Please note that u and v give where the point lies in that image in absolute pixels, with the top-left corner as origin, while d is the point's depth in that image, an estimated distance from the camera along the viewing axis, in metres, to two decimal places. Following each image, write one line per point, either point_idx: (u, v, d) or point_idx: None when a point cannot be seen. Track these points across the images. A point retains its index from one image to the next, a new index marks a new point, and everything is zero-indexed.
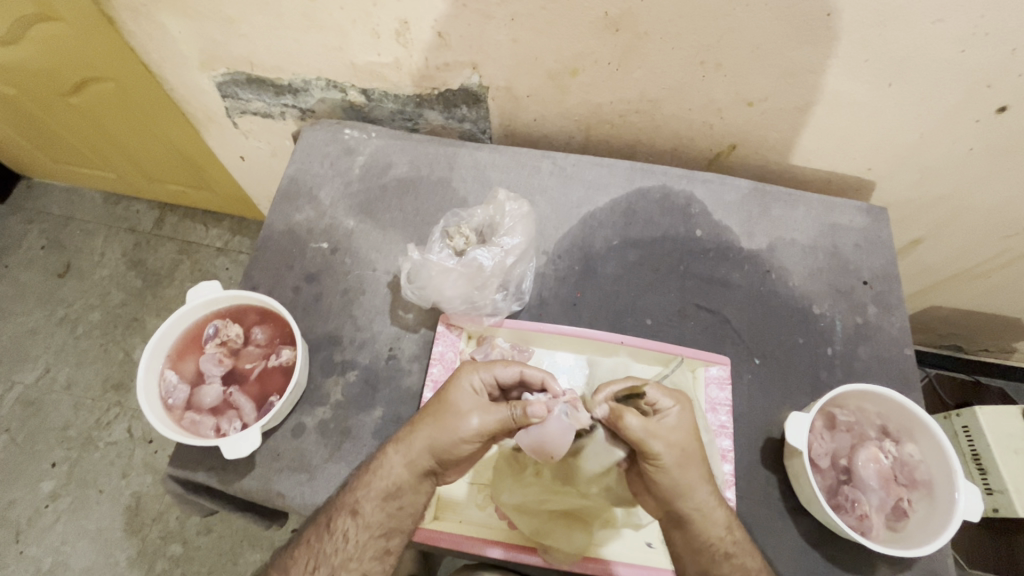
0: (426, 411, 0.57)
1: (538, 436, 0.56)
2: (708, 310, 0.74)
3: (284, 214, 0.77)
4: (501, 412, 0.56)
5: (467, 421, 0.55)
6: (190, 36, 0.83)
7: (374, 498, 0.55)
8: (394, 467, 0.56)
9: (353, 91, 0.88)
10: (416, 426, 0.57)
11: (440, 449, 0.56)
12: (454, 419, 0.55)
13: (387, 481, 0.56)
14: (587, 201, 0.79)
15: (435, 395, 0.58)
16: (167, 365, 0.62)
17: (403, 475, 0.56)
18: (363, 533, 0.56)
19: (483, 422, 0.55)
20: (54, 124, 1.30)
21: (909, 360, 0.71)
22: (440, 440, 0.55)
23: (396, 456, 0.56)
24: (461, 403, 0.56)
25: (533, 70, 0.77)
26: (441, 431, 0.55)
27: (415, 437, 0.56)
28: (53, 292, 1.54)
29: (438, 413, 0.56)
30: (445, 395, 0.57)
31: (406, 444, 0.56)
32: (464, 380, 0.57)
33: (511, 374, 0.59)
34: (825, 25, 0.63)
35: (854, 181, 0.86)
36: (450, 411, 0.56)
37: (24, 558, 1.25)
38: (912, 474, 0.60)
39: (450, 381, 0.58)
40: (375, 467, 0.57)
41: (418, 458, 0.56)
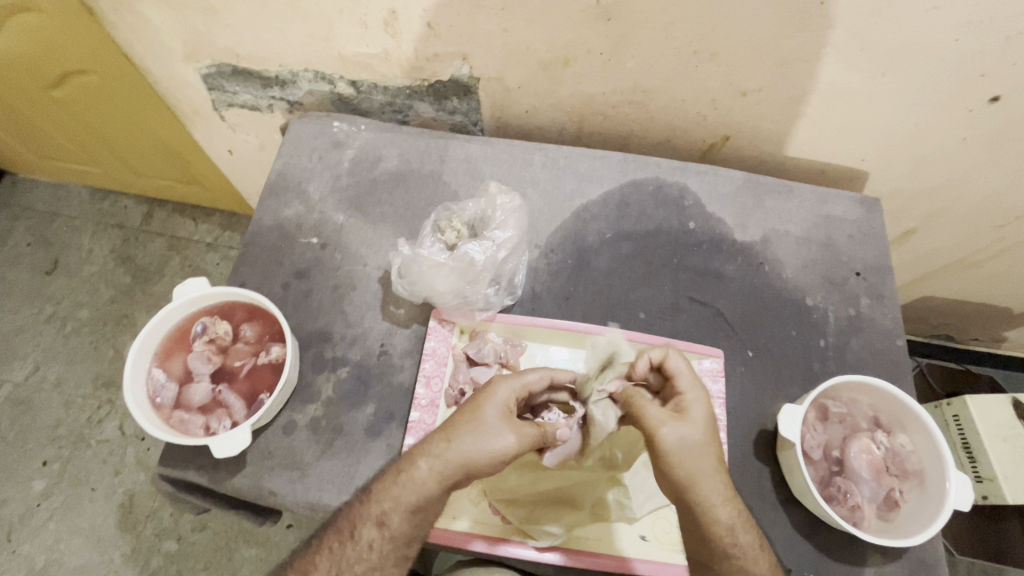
0: (459, 425, 0.55)
1: (562, 452, 0.62)
2: (701, 303, 0.73)
3: (272, 209, 0.76)
4: (533, 430, 0.56)
5: (505, 439, 0.54)
6: (173, 27, 0.82)
7: (400, 510, 0.53)
8: (423, 479, 0.53)
9: (341, 83, 0.86)
10: (450, 438, 0.54)
11: (476, 469, 0.53)
12: (491, 437, 0.54)
13: (416, 493, 0.53)
14: (579, 194, 0.78)
15: (465, 409, 0.56)
16: (154, 363, 0.61)
17: (434, 488, 0.53)
18: (388, 543, 0.54)
19: (518, 440, 0.54)
20: (37, 118, 1.28)
21: (901, 351, 0.71)
22: (476, 458, 0.53)
23: (428, 468, 0.53)
24: (496, 420, 0.55)
25: (524, 61, 0.76)
26: (478, 448, 0.53)
27: (451, 451, 0.53)
28: (40, 289, 1.52)
29: (474, 429, 0.54)
30: (479, 411, 0.55)
31: (440, 457, 0.54)
32: (499, 394, 0.57)
33: (541, 382, 0.60)
34: (818, 13, 0.62)
35: (847, 172, 0.85)
36: (488, 428, 0.54)
37: (17, 557, 1.24)
38: (903, 464, 0.60)
39: (482, 396, 0.57)
40: (404, 479, 0.54)
41: (451, 472, 0.53)
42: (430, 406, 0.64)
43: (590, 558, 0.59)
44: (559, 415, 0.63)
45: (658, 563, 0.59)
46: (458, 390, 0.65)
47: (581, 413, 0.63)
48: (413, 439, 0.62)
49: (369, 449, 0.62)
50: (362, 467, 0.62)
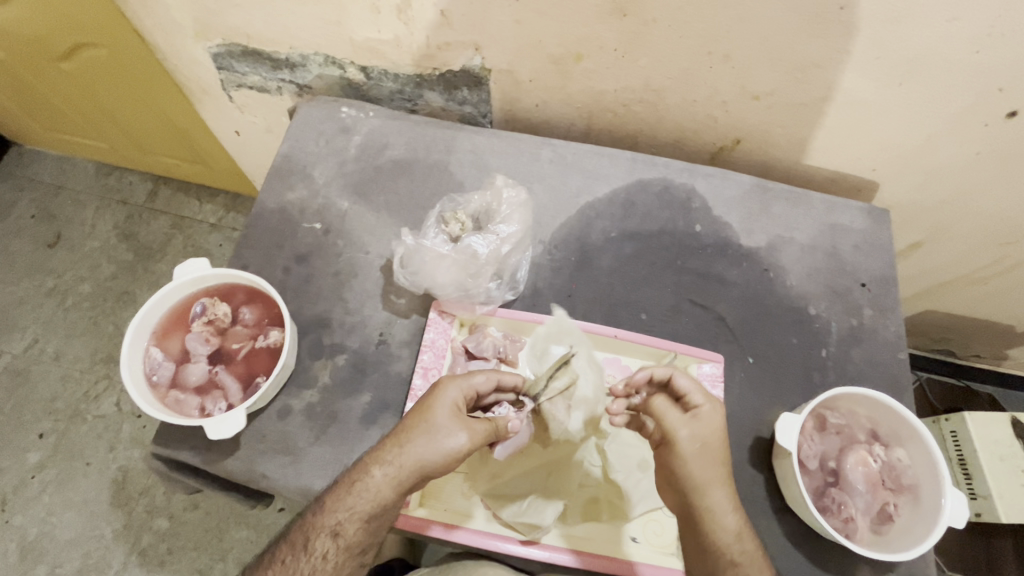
0: (409, 427, 0.54)
1: (513, 445, 0.62)
2: (703, 306, 0.73)
3: (276, 192, 0.76)
4: (485, 426, 0.56)
5: (456, 438, 0.53)
6: (184, 4, 0.81)
7: (356, 518, 0.52)
8: (378, 486, 0.52)
9: (351, 68, 0.86)
10: (403, 443, 0.53)
11: (432, 470, 0.53)
12: (443, 437, 0.53)
13: (369, 502, 0.52)
14: (586, 191, 0.77)
15: (415, 412, 0.55)
16: (152, 342, 0.60)
17: (388, 494, 0.52)
18: (342, 553, 0.52)
19: (469, 438, 0.54)
20: (46, 90, 1.27)
21: (902, 364, 0.71)
22: (431, 459, 0.52)
23: (382, 476, 0.52)
24: (446, 420, 0.54)
25: (537, 54, 0.75)
26: (431, 450, 0.52)
27: (405, 456, 0.52)
28: (42, 261, 1.52)
29: (425, 431, 0.53)
30: (428, 413, 0.54)
31: (393, 463, 0.52)
32: (447, 393, 0.55)
33: (489, 383, 0.59)
34: (837, 20, 0.61)
35: (857, 182, 0.85)
36: (438, 429, 0.53)
37: (9, 527, 1.25)
38: (898, 478, 0.60)
39: (429, 398, 0.55)
40: (357, 488, 0.52)
41: (405, 477, 0.52)
42: None
43: (580, 558, 0.57)
44: (508, 409, 0.62)
45: (649, 564, 0.58)
46: None
47: (530, 407, 0.63)
48: None
49: (362, 438, 0.62)
50: (355, 455, 0.61)
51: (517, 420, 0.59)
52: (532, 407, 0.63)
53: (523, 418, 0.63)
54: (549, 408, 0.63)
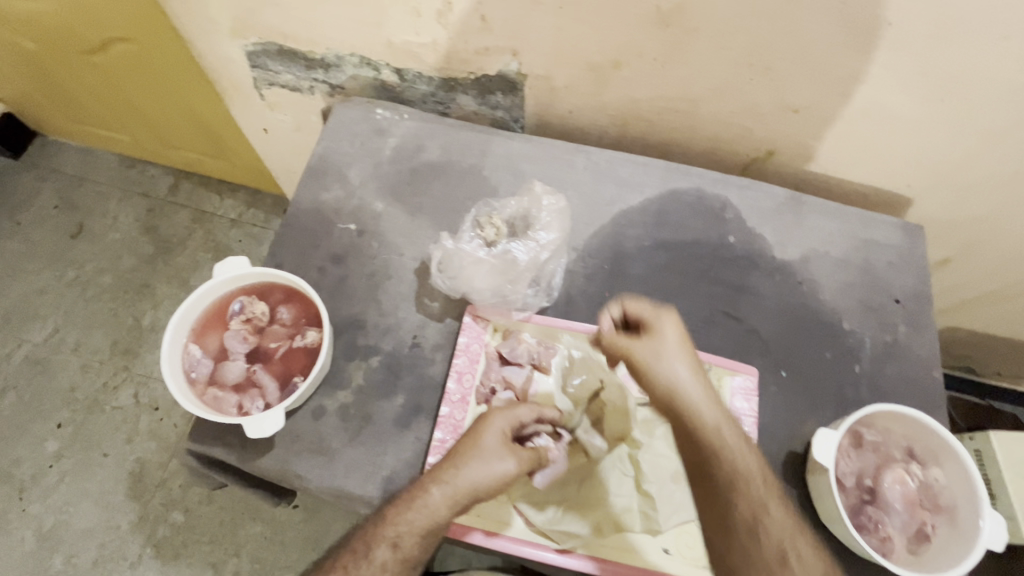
0: (462, 450, 0.55)
1: (552, 473, 0.60)
2: (737, 319, 0.72)
3: (312, 192, 0.76)
4: (530, 454, 0.56)
5: (506, 465, 0.54)
6: (223, 3, 0.81)
7: (415, 533, 0.52)
8: (435, 505, 0.53)
9: (386, 70, 0.86)
10: (457, 465, 0.54)
11: (484, 494, 0.53)
12: (494, 462, 0.54)
13: (428, 519, 0.52)
14: (619, 199, 0.77)
15: (467, 435, 0.56)
16: (191, 339, 0.61)
17: (444, 514, 0.53)
18: (400, 564, 0.53)
19: (518, 465, 0.54)
20: (76, 83, 1.29)
21: (936, 382, 0.70)
22: (483, 483, 0.53)
23: (439, 495, 0.53)
24: (497, 446, 0.55)
25: (575, 61, 0.75)
26: (483, 474, 0.53)
27: (460, 477, 0.53)
28: (64, 252, 1.53)
29: (479, 456, 0.54)
30: (481, 437, 0.55)
31: (449, 483, 0.53)
32: (497, 419, 0.56)
33: (531, 414, 0.59)
34: (883, 35, 0.61)
35: (890, 197, 0.84)
36: (489, 454, 0.54)
37: (27, 515, 1.26)
38: (935, 498, 0.59)
39: (481, 423, 0.57)
40: (415, 504, 0.53)
41: (461, 499, 0.53)
42: (460, 402, 0.63)
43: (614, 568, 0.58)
44: (548, 441, 0.60)
45: None
46: (490, 389, 0.65)
47: (567, 438, 0.63)
48: (442, 434, 0.62)
49: (395, 440, 0.62)
50: (389, 458, 0.61)
51: (553, 450, 0.60)
52: (569, 439, 0.63)
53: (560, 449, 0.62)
54: (585, 436, 0.63)
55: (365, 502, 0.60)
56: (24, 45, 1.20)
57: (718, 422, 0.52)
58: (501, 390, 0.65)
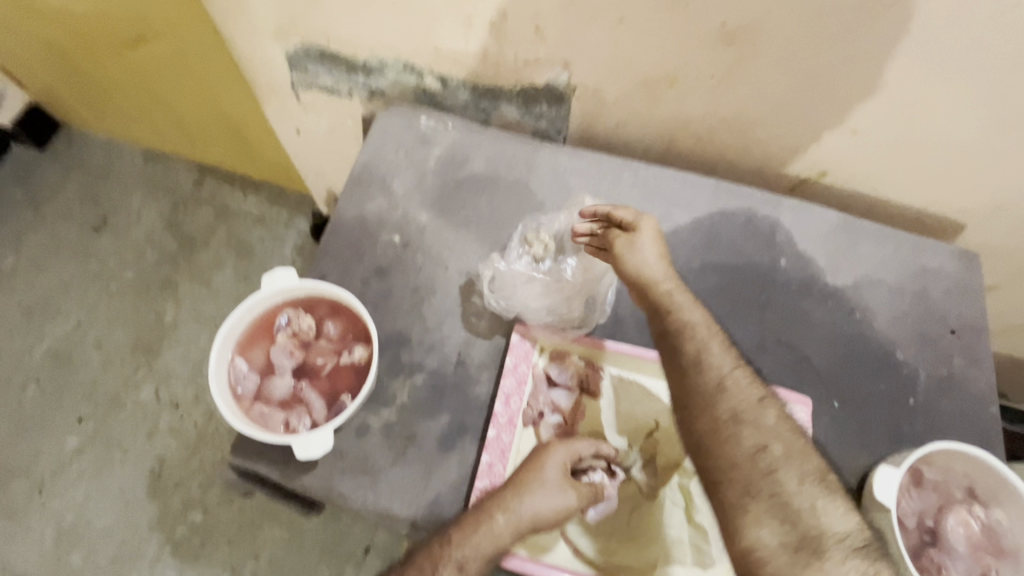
0: (525, 478, 0.57)
1: (604, 509, 0.61)
2: (788, 345, 0.71)
3: (356, 202, 0.74)
4: (589, 488, 0.59)
5: (567, 498, 0.57)
6: (269, 5, 0.80)
7: (481, 557, 0.54)
8: (500, 531, 0.55)
9: (429, 77, 0.84)
10: (523, 494, 0.56)
11: (545, 524, 0.56)
12: (555, 495, 0.57)
13: (493, 544, 0.54)
14: (668, 218, 0.76)
15: (527, 466, 0.59)
16: (236, 352, 0.59)
17: (508, 540, 0.55)
18: None
19: (577, 499, 0.57)
20: (109, 77, 1.28)
21: (993, 418, 0.68)
22: (545, 515, 0.56)
23: (504, 522, 0.55)
24: (558, 480, 0.57)
25: (628, 75, 0.73)
26: (546, 505, 0.56)
27: (523, 507, 0.56)
28: (88, 246, 1.53)
29: (542, 487, 0.57)
30: (542, 469, 0.58)
31: (515, 511, 0.56)
32: (558, 451, 0.59)
33: (590, 448, 0.61)
34: (961, 61, 0.60)
35: (944, 222, 0.81)
36: (551, 485, 0.57)
37: (47, 510, 1.26)
38: (998, 541, 0.57)
39: (540, 455, 0.59)
40: (481, 528, 0.55)
41: (524, 527, 0.55)
42: (508, 424, 0.62)
43: None
44: (602, 476, 0.61)
45: None
46: (537, 411, 0.64)
47: (622, 477, 0.62)
48: (489, 458, 0.60)
49: (441, 462, 0.61)
50: (435, 480, 0.60)
51: (607, 486, 0.61)
52: (624, 477, 0.62)
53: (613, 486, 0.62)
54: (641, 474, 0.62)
55: (410, 525, 0.59)
56: (59, 38, 1.19)
57: (684, 304, 0.61)
58: (549, 414, 0.64)
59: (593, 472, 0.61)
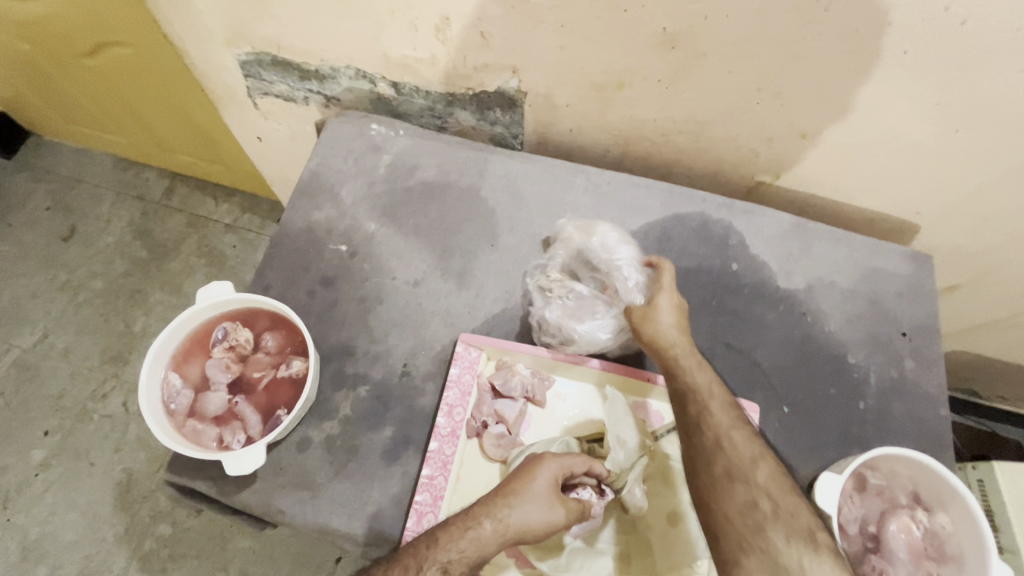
0: (518, 487, 0.54)
1: (588, 525, 0.60)
2: (739, 351, 0.70)
3: (303, 211, 0.73)
4: (579, 506, 0.56)
5: (556, 515, 0.54)
6: (216, 12, 0.79)
7: (465, 563, 0.51)
8: (486, 539, 0.52)
9: (382, 83, 0.83)
10: (512, 503, 0.53)
11: (532, 537, 0.53)
12: (547, 510, 0.54)
13: (477, 552, 0.52)
14: (620, 223, 0.75)
15: (520, 473, 0.56)
16: (170, 367, 0.58)
17: (493, 548, 0.52)
18: None
19: (565, 516, 0.54)
20: (71, 85, 1.26)
21: (943, 421, 0.68)
22: (534, 528, 0.53)
23: (492, 529, 0.52)
24: (552, 493, 0.54)
25: (577, 80, 0.72)
26: (535, 517, 0.53)
27: (512, 516, 0.53)
28: (56, 255, 1.51)
29: (534, 499, 0.54)
30: (537, 479, 0.55)
31: (503, 520, 0.53)
32: (552, 465, 0.56)
33: (581, 466, 0.57)
34: (899, 63, 0.59)
35: (899, 224, 0.81)
36: (544, 497, 0.54)
37: (12, 525, 1.24)
38: (941, 547, 0.57)
39: (535, 464, 0.56)
40: (466, 534, 0.52)
41: (511, 537, 0.53)
42: (451, 436, 0.61)
43: None
44: (592, 495, 0.58)
45: None
46: (481, 422, 0.64)
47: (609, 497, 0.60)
48: (429, 471, 0.59)
49: (383, 475, 0.60)
50: (376, 493, 0.59)
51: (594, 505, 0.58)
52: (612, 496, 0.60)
53: (599, 505, 0.59)
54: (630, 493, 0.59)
55: (351, 539, 0.58)
56: (16, 46, 1.17)
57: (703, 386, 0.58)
58: (493, 424, 0.63)
59: (583, 490, 0.58)
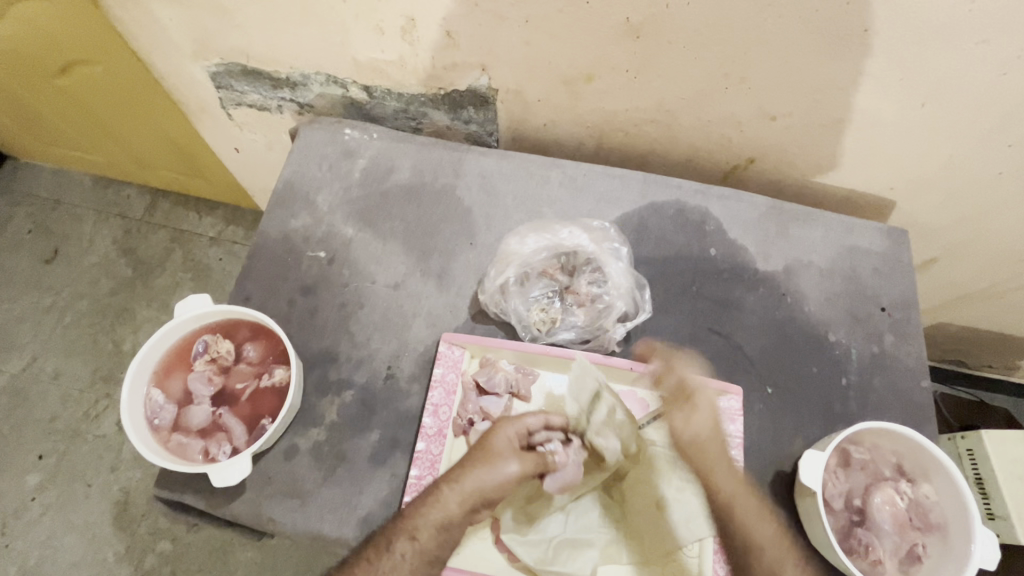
0: (473, 451, 0.57)
1: (562, 478, 0.60)
2: (720, 335, 0.71)
3: (280, 220, 0.73)
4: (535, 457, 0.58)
5: (510, 467, 0.56)
6: (182, 25, 0.79)
7: (430, 526, 0.53)
8: (446, 501, 0.54)
9: (354, 88, 0.83)
10: (467, 464, 0.56)
11: (491, 495, 0.55)
12: (501, 464, 0.56)
13: (440, 514, 0.54)
14: (598, 214, 0.76)
15: (478, 441, 0.59)
16: (152, 383, 0.58)
17: (456, 512, 0.54)
18: (417, 558, 0.53)
19: (522, 466, 0.56)
20: (43, 107, 1.25)
21: (924, 393, 0.69)
22: (490, 483, 0.55)
23: (450, 491, 0.54)
24: (504, 448, 0.57)
25: (546, 74, 0.73)
26: (490, 473, 0.55)
27: (468, 476, 0.55)
28: (40, 278, 1.50)
29: (485, 456, 0.56)
30: (489, 441, 0.57)
31: (459, 481, 0.55)
32: (504, 425, 0.59)
33: (537, 420, 0.61)
34: (860, 41, 0.59)
35: (874, 200, 0.82)
36: (498, 454, 0.56)
37: (10, 551, 1.23)
38: (926, 516, 0.58)
39: (489, 430, 0.59)
40: (428, 500, 0.55)
41: (469, 496, 0.55)
42: (437, 435, 0.61)
43: None
44: (557, 445, 0.61)
45: None
46: (467, 420, 0.63)
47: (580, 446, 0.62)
48: (418, 471, 0.59)
49: (372, 478, 0.60)
50: (364, 497, 0.59)
51: (562, 454, 0.61)
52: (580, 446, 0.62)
53: (571, 454, 0.61)
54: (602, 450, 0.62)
55: (342, 544, 0.58)
56: None
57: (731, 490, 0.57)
58: (480, 421, 0.63)
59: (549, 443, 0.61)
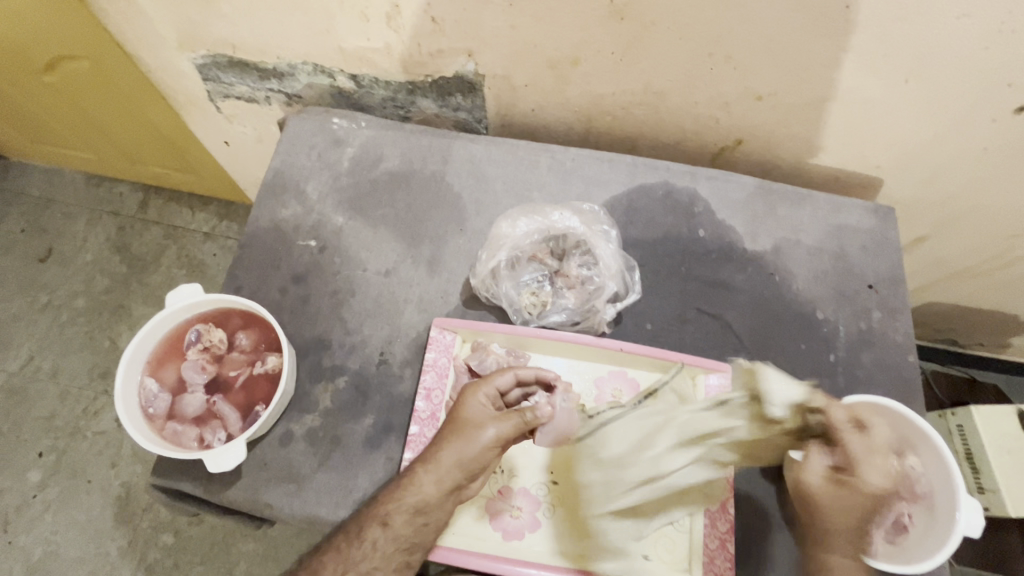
0: (446, 428, 0.57)
1: (552, 432, 0.60)
2: (710, 314, 0.71)
3: (270, 209, 0.74)
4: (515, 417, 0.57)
5: (487, 434, 0.56)
6: (167, 16, 0.78)
7: (406, 511, 0.55)
8: (423, 484, 0.55)
9: (341, 77, 0.83)
10: (440, 444, 0.57)
11: (471, 467, 0.56)
12: (475, 434, 0.56)
13: (416, 498, 0.55)
14: (587, 197, 0.76)
15: (448, 420, 0.59)
16: (146, 373, 0.59)
17: (432, 493, 0.55)
18: (392, 544, 0.54)
19: (504, 428, 0.56)
20: (31, 104, 1.25)
21: (912, 367, 0.70)
22: (469, 455, 0.56)
23: (426, 475, 0.56)
24: (478, 416, 0.57)
25: (532, 59, 0.73)
26: (465, 446, 0.56)
27: (442, 455, 0.56)
28: (35, 277, 1.50)
29: (458, 430, 0.57)
30: (459, 416, 0.58)
31: (434, 462, 0.56)
32: (472, 395, 0.59)
33: (509, 380, 0.61)
34: (843, 17, 0.59)
35: (862, 179, 0.82)
36: (470, 425, 0.57)
37: (14, 548, 1.25)
38: (913, 487, 0.58)
39: (458, 402, 0.59)
40: (404, 484, 0.56)
41: (446, 475, 0.55)
42: (430, 419, 0.62)
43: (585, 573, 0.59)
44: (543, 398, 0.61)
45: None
46: None
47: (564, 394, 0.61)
48: (411, 455, 0.60)
49: (367, 462, 0.61)
50: (360, 481, 0.60)
51: (547, 406, 0.59)
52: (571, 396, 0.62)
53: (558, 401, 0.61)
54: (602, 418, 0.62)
55: None
56: None
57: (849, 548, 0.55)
58: None
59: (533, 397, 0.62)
